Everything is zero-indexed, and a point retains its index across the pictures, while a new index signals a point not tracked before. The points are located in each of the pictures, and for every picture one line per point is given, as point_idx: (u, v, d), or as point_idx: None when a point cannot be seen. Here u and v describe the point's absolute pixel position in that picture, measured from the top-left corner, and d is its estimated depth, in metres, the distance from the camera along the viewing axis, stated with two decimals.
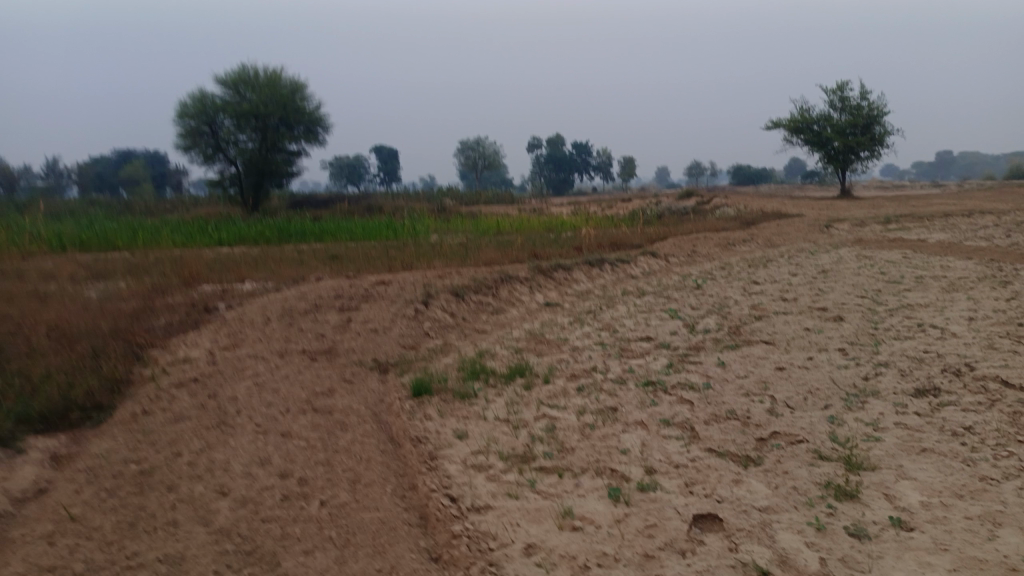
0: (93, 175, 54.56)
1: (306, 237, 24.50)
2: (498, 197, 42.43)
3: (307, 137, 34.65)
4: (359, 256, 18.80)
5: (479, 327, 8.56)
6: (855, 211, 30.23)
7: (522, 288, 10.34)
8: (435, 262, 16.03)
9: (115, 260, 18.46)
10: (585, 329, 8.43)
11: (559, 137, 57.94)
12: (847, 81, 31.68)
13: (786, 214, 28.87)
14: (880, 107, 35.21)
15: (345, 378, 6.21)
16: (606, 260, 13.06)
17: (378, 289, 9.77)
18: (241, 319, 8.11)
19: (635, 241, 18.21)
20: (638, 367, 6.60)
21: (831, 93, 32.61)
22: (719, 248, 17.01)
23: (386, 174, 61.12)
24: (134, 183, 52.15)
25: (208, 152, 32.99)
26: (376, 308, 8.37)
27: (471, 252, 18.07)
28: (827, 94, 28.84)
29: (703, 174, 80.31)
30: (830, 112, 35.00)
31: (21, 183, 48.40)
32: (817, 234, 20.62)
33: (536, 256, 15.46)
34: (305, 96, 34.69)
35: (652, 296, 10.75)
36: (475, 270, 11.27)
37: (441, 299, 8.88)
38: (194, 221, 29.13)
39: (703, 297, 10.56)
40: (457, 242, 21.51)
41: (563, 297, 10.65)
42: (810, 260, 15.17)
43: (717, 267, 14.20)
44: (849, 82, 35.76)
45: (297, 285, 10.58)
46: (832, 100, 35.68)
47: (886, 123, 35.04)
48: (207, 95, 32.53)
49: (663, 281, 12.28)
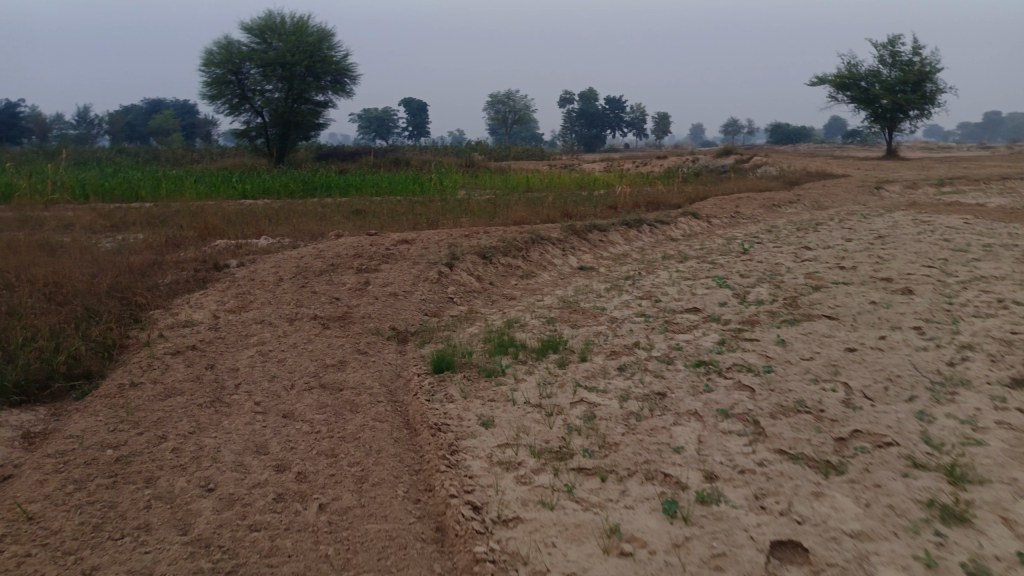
0: (125, 124, 54.44)
1: (332, 191, 23.89)
2: (529, 152, 41.34)
3: (334, 88, 33.77)
4: (384, 211, 18.15)
5: (507, 293, 7.87)
6: (903, 173, 28.75)
7: (555, 251, 9.61)
8: (462, 220, 15.32)
9: (137, 211, 18.06)
10: (624, 297, 7.70)
11: (591, 92, 56.28)
12: (900, 35, 29.83)
13: (830, 174, 27.53)
14: (933, 62, 33.28)
15: (359, 349, 5.58)
16: (644, 221, 12.24)
17: (400, 248, 9.11)
18: (252, 279, 7.52)
19: (673, 201, 17.27)
20: (687, 345, 5.87)
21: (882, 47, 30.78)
22: (763, 209, 16.03)
23: (415, 128, 60.11)
24: (165, 133, 51.92)
25: (234, 101, 32.35)
26: (397, 270, 7.71)
27: (500, 210, 17.32)
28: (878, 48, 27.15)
29: (740, 132, 77.82)
30: (879, 67, 33.15)
31: (54, 132, 48.49)
32: (866, 197, 19.45)
33: (569, 215, 14.67)
34: (333, 45, 33.74)
35: (695, 261, 9.96)
36: (505, 230, 10.55)
37: (467, 261, 8.19)
38: (220, 172, 28.64)
39: (751, 263, 9.73)
40: (485, 199, 20.73)
41: (599, 260, 9.90)
42: (861, 225, 14.18)
43: (763, 230, 13.29)
44: (901, 35, 33.77)
45: (316, 242, 9.96)
46: (881, 55, 33.78)
47: (938, 80, 33.11)
48: (234, 43, 31.78)
49: (706, 245, 11.45)
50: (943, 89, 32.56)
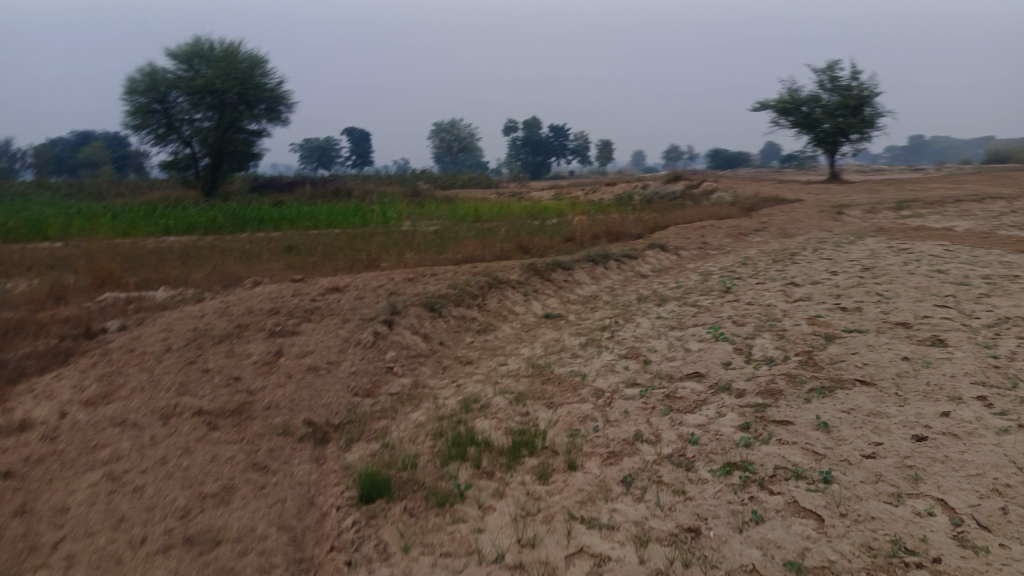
0: (51, 157, 51.22)
1: (265, 224, 22.07)
2: (475, 179, 40.06)
3: (268, 116, 31.92)
4: (319, 248, 16.51)
5: (462, 356, 6.33)
6: (854, 197, 28.41)
7: (515, 296, 8.13)
8: (405, 257, 13.79)
9: (37, 252, 15.95)
10: (606, 357, 6.25)
11: (535, 120, 55.64)
12: (840, 61, 29.69)
13: (784, 199, 26.90)
14: (872, 87, 33.30)
15: (255, 462, 3.96)
16: (611, 256, 10.91)
17: (329, 300, 7.49)
18: (130, 350, 5.78)
19: (633, 231, 16.08)
20: (703, 434, 4.44)
21: (824, 73, 30.63)
22: (730, 238, 14.93)
23: (358, 157, 58.36)
24: (93, 166, 48.93)
25: (161, 131, 30.19)
26: (321, 331, 6.08)
27: (447, 243, 15.88)
28: (820, 73, 26.88)
29: (681, 159, 78.37)
30: (820, 92, 33.05)
31: None
32: (830, 222, 18.64)
33: (524, 250, 13.29)
34: (267, 72, 31.91)
35: (676, 304, 8.63)
36: (456, 271, 9.06)
37: (410, 316, 6.63)
38: (144, 207, 26.44)
39: (742, 305, 8.44)
40: (431, 231, 19.26)
41: (567, 306, 8.47)
42: (838, 254, 13.14)
43: (737, 264, 12.11)
44: (840, 60, 33.75)
45: (229, 291, 8.26)
46: (821, 80, 33.74)
47: (877, 105, 33.15)
48: (159, 69, 29.75)
49: (682, 283, 10.15)
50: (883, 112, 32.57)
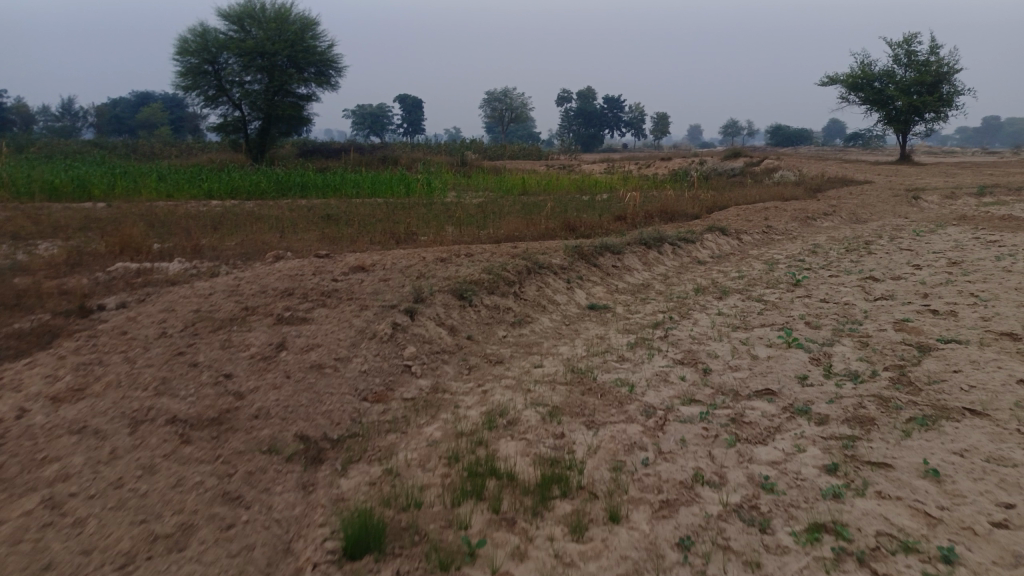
0: (113, 116, 51.93)
1: (309, 190, 21.65)
2: (526, 150, 39.05)
3: (317, 80, 31.41)
4: (359, 218, 15.89)
5: (492, 353, 5.54)
6: (928, 181, 26.54)
7: (558, 284, 7.30)
8: (445, 233, 13.08)
9: (79, 213, 15.75)
10: (659, 363, 5.39)
11: (589, 91, 54.15)
12: (919, 35, 27.60)
13: (851, 180, 25.31)
14: (951, 63, 31.03)
15: (225, 491, 3.27)
16: (666, 240, 9.97)
17: (351, 280, 6.77)
18: (120, 333, 5.16)
19: (690, 211, 15.03)
20: (779, 479, 3.57)
21: (900, 47, 28.56)
22: (795, 223, 13.77)
23: (410, 125, 57.89)
24: (152, 127, 49.40)
25: (211, 93, 29.85)
26: (334, 320, 5.36)
27: (491, 218, 15.10)
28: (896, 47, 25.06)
29: (739, 135, 75.76)
30: (894, 67, 30.94)
31: (35, 126, 46.06)
32: (904, 208, 17.25)
33: (571, 228, 12.42)
34: (317, 35, 31.35)
35: (738, 297, 7.69)
36: (494, 253, 8.27)
37: (436, 306, 5.86)
38: (191, 169, 26.24)
39: (815, 303, 7.45)
40: (476, 204, 18.48)
41: (615, 296, 7.61)
42: (918, 244, 11.91)
43: (805, 252, 11.03)
44: (918, 33, 31.58)
45: (248, 266, 7.63)
46: (896, 54, 31.59)
47: (956, 82, 30.91)
48: (210, 30, 29.38)
49: (744, 273, 9.16)
50: (962, 90, 30.34)
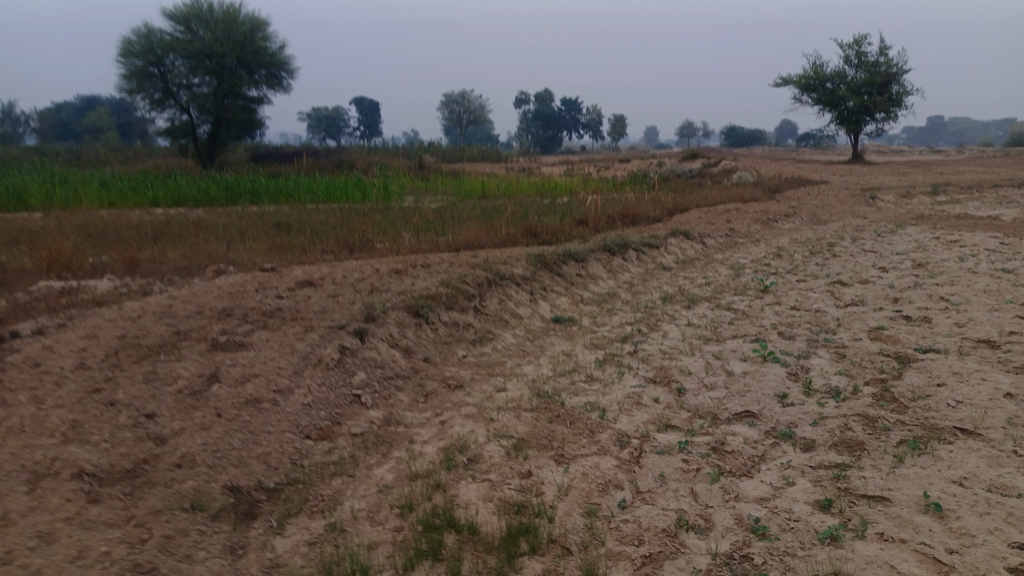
0: (56, 121, 50.00)
1: (261, 196, 20.90)
2: (484, 153, 38.66)
3: (268, 82, 30.53)
4: (311, 225, 15.29)
5: (451, 376, 5.10)
6: (882, 180, 26.85)
7: (520, 296, 6.90)
8: (400, 241, 12.59)
9: (11, 223, 14.83)
10: (630, 383, 5.03)
11: (546, 93, 54.01)
12: (869, 36, 27.93)
13: (808, 180, 25.48)
14: (900, 64, 31.53)
15: (136, 563, 2.79)
16: (630, 246, 9.66)
17: (297, 297, 6.26)
18: (31, 365, 4.59)
19: (651, 214, 14.79)
20: (770, 520, 3.22)
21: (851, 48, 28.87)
22: (758, 225, 13.60)
23: (366, 128, 57.02)
24: (98, 132, 47.71)
25: (157, 96, 28.81)
26: (275, 345, 4.87)
27: (449, 224, 14.64)
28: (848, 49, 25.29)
29: (696, 135, 76.48)
30: (845, 68, 31.32)
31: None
32: (863, 207, 17.29)
33: (531, 233, 12.05)
34: (267, 36, 30.46)
35: (708, 306, 7.39)
36: (452, 263, 7.84)
37: (389, 325, 5.40)
38: (135, 176, 25.22)
39: (786, 310, 7.18)
40: (434, 209, 18.00)
41: (580, 307, 7.24)
42: (880, 245, 11.82)
43: (769, 255, 10.83)
44: (868, 35, 32.03)
45: (185, 282, 7.06)
46: (847, 55, 31.98)
47: (905, 82, 31.40)
48: (155, 31, 28.30)
49: (712, 280, 8.89)
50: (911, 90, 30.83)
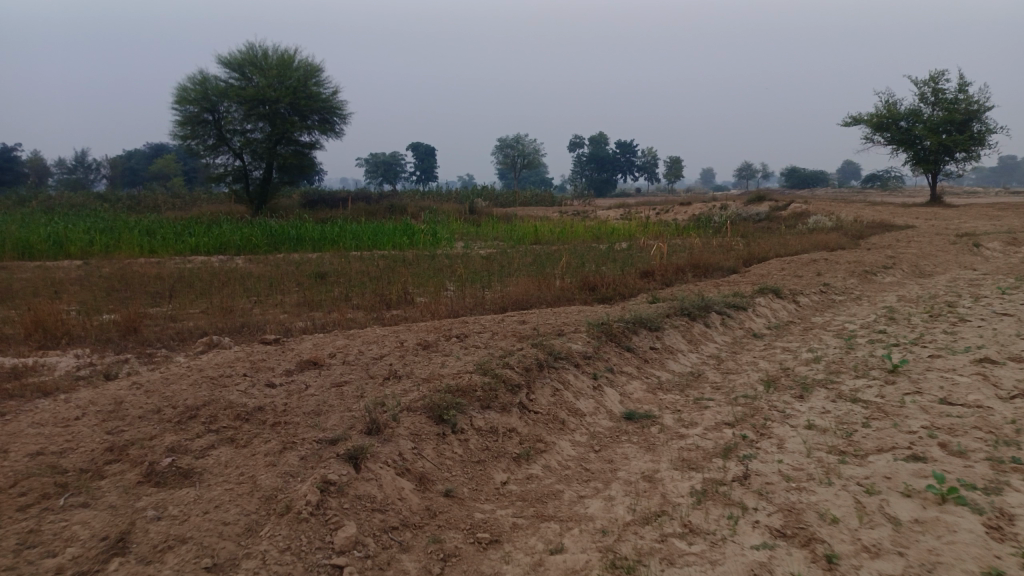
0: (126, 167, 51.12)
1: (304, 243, 19.90)
2: (538, 197, 37.50)
3: (321, 127, 29.90)
4: (350, 276, 14.07)
5: (484, 520, 3.52)
6: (973, 224, 24.39)
7: (583, 382, 5.31)
8: (443, 296, 11.23)
9: (42, 273, 14.06)
10: (750, 543, 3.37)
11: (601, 136, 52.88)
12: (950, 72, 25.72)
13: (890, 225, 23.31)
14: (981, 100, 29.09)
15: None
16: (712, 309, 8.01)
17: (291, 389, 4.83)
18: None
19: (726, 264, 13.08)
20: None
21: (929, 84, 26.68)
22: (852, 279, 11.74)
23: (422, 172, 56.79)
24: (165, 178, 48.46)
25: (211, 142, 28.52)
26: (232, 479, 3.40)
27: (498, 275, 13.23)
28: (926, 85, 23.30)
29: (755, 177, 74.17)
30: (920, 106, 29.09)
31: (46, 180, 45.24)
32: (967, 257, 15.18)
33: (591, 289, 10.52)
34: (321, 81, 30.03)
35: (828, 397, 5.67)
36: (496, 334, 6.30)
37: (401, 440, 3.88)
38: (184, 222, 24.69)
39: (937, 406, 5.40)
40: (484, 257, 16.65)
41: (659, 397, 5.59)
42: (1010, 305, 9.83)
43: (879, 318, 8.97)
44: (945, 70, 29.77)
45: (167, 360, 5.74)
46: (922, 92, 29.77)
47: (987, 120, 28.93)
48: (210, 77, 28.09)
49: (819, 354, 7.14)
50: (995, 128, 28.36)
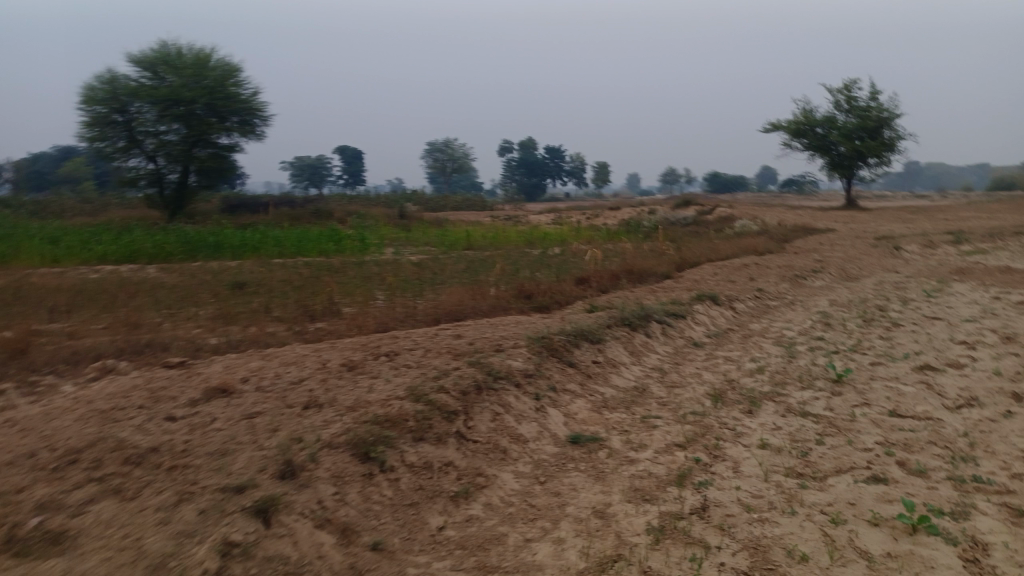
0: (31, 170, 48.05)
1: (223, 250, 18.80)
2: (469, 201, 37.04)
3: (241, 129, 28.59)
4: (271, 286, 13.31)
5: None
6: (888, 227, 25.26)
7: (525, 404, 4.90)
8: (372, 307, 10.66)
9: None
10: None
11: (530, 140, 52.85)
12: (863, 80, 26.59)
13: (813, 228, 23.89)
14: (892, 108, 30.23)
15: None
16: (653, 318, 7.75)
17: (197, 423, 4.24)
18: None
19: (660, 269, 12.96)
20: None
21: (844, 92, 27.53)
22: (784, 284, 11.76)
23: (350, 176, 55.51)
24: (74, 182, 45.73)
25: (122, 144, 26.88)
26: (113, 546, 2.83)
27: (429, 283, 12.72)
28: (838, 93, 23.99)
29: (680, 182, 75.75)
30: (835, 113, 30.00)
31: None
32: (888, 260, 15.55)
33: (527, 297, 10.16)
34: (241, 81, 28.77)
35: (777, 412, 5.44)
36: (429, 351, 5.83)
37: (322, 485, 3.37)
38: (91, 229, 23.11)
39: (887, 420, 5.24)
40: (414, 263, 16.09)
41: (605, 416, 5.24)
42: (936, 309, 9.98)
43: (816, 324, 8.91)
44: (858, 79, 30.83)
45: (53, 390, 5.04)
46: (837, 99, 30.74)
47: (897, 127, 30.08)
48: (120, 75, 26.48)
49: (763, 363, 6.94)
50: (905, 135, 29.51)
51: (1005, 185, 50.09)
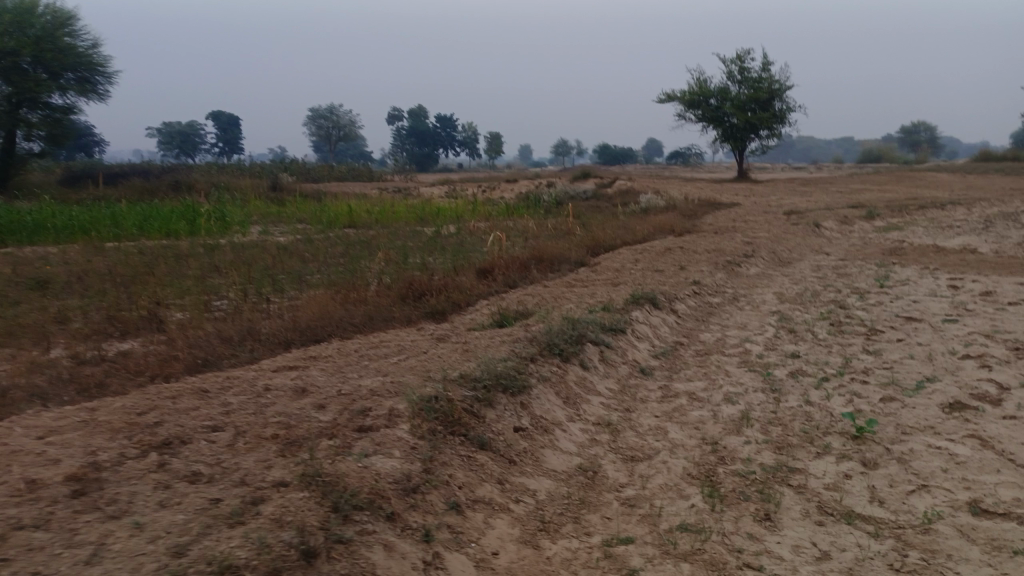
0: None
1: (44, 232, 15.16)
2: (354, 172, 33.85)
3: (79, 88, 24.00)
4: (84, 282, 10.23)
5: None
6: (790, 201, 24.45)
7: (401, 562, 2.67)
8: (208, 315, 8.00)
9: None
10: None
11: (418, 109, 49.75)
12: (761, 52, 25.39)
13: (718, 203, 22.72)
14: (782, 80, 29.39)
15: None
16: (588, 337, 5.63)
17: None
18: None
19: (575, 255, 10.93)
20: None
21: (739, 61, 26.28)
22: (720, 274, 9.99)
23: (224, 144, 50.52)
24: None
25: None
26: None
27: (293, 278, 10.11)
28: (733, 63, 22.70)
29: (571, 153, 74.66)
30: (727, 83, 28.83)
31: None
32: (810, 240, 14.23)
33: (413, 300, 7.82)
34: (76, 31, 24.04)
35: (808, 517, 3.44)
36: (243, 437, 3.45)
37: None
38: None
39: (979, 525, 3.34)
40: (279, 247, 13.29)
41: (543, 549, 3.08)
42: (900, 304, 8.44)
43: (780, 332, 7.09)
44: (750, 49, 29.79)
45: None
46: (729, 69, 29.59)
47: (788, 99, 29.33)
48: None
49: (747, 405, 4.98)
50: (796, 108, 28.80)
51: (874, 157, 51.69)
